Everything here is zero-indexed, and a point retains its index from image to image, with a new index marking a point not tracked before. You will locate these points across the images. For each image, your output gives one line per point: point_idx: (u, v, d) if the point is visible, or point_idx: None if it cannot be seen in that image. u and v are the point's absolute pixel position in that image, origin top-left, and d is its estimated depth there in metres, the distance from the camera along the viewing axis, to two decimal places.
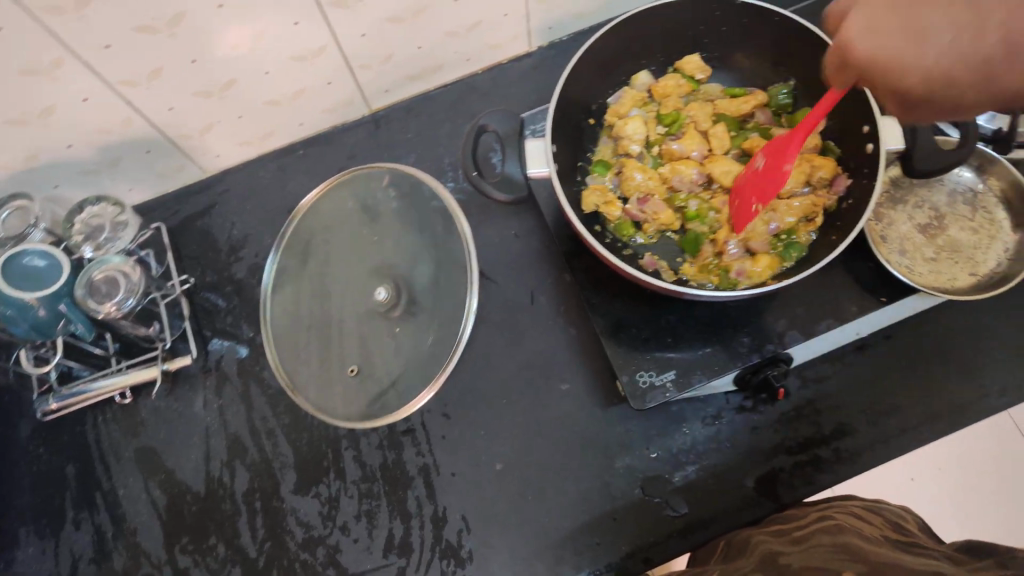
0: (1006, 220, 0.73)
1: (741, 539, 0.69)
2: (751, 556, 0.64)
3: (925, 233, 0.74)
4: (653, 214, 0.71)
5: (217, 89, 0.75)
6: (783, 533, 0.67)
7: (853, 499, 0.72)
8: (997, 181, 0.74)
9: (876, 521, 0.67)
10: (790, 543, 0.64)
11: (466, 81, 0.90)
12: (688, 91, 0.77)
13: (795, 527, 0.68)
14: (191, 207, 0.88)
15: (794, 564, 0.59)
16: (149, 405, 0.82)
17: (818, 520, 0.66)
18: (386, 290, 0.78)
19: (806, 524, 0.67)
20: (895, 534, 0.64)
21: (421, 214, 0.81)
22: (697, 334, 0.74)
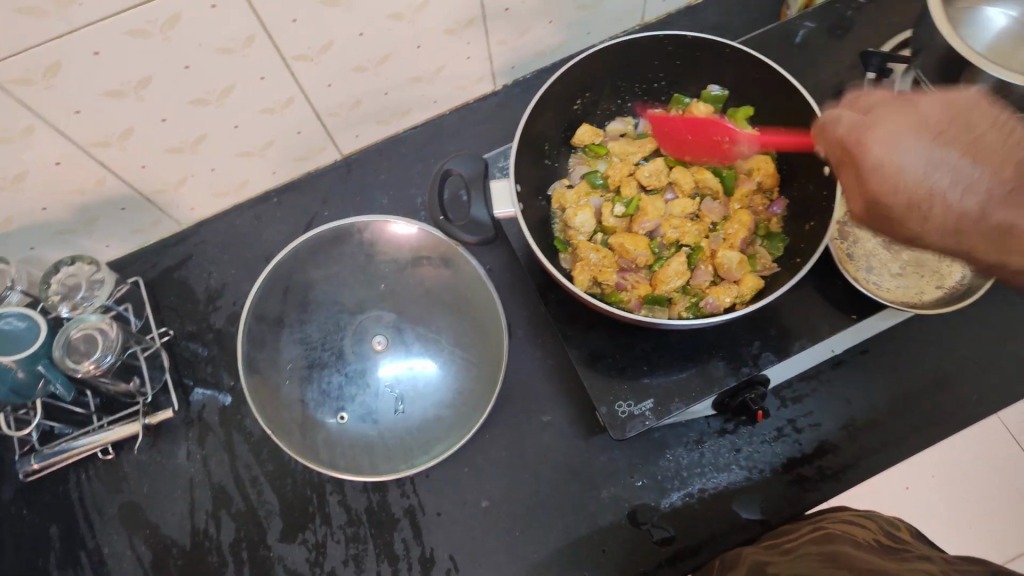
0: None
1: (734, 556, 0.69)
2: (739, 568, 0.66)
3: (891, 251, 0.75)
4: (634, 282, 0.70)
5: (188, 146, 0.77)
6: (775, 545, 0.67)
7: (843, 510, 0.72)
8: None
9: (870, 527, 0.66)
10: (779, 554, 0.64)
11: (434, 122, 0.93)
12: (602, 155, 0.76)
13: (788, 539, 0.68)
14: (169, 259, 0.90)
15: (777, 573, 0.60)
16: (132, 459, 0.82)
17: (811, 531, 0.67)
18: (383, 337, 0.80)
19: (799, 535, 0.67)
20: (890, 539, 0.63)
21: (410, 261, 0.84)
22: (673, 360, 0.73)
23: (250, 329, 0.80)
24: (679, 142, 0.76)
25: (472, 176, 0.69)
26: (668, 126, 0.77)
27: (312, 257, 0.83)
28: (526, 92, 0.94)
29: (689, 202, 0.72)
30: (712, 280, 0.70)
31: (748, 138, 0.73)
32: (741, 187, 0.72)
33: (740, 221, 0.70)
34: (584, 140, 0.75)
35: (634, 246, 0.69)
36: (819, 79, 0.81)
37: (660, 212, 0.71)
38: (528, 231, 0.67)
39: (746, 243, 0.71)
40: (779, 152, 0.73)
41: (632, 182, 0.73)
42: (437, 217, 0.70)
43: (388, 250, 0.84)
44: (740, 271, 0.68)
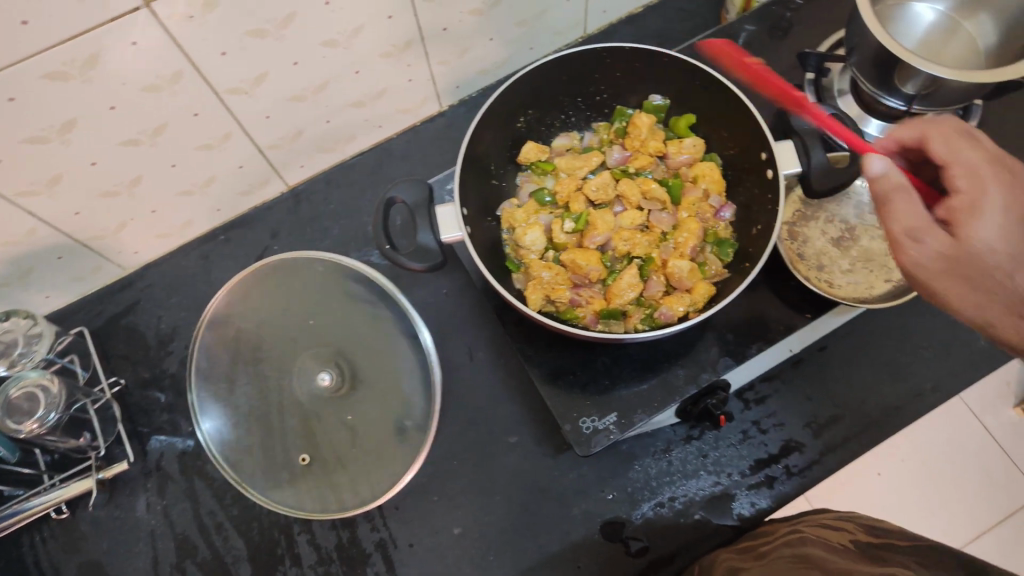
0: None
1: (709, 561, 0.70)
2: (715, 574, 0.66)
3: (840, 248, 0.76)
4: (588, 297, 0.70)
5: (123, 188, 0.74)
6: (749, 550, 0.68)
7: (816, 513, 0.72)
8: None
9: (848, 527, 0.65)
10: (752, 559, 0.65)
11: (381, 146, 0.92)
12: (549, 172, 0.75)
13: (763, 542, 0.68)
14: (115, 305, 0.87)
15: None
16: (89, 516, 0.79)
17: (787, 535, 0.66)
18: (329, 374, 0.77)
19: (774, 538, 0.67)
20: (868, 535, 0.63)
21: (352, 289, 0.78)
22: (634, 372, 0.73)
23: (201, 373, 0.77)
24: (624, 154, 0.75)
25: (416, 202, 0.67)
26: (612, 139, 0.77)
27: (253, 295, 0.79)
28: (473, 110, 0.93)
29: (638, 213, 0.72)
30: (665, 290, 0.70)
31: (692, 147, 0.73)
32: (687, 195, 0.73)
33: (688, 229, 0.70)
34: (530, 157, 0.74)
35: (586, 261, 0.69)
36: None
37: (611, 225, 0.71)
38: (477, 254, 0.66)
39: (696, 251, 0.71)
40: (723, 158, 0.74)
41: (580, 197, 0.72)
42: (384, 245, 0.67)
43: (327, 279, 0.79)
44: (691, 280, 0.68)
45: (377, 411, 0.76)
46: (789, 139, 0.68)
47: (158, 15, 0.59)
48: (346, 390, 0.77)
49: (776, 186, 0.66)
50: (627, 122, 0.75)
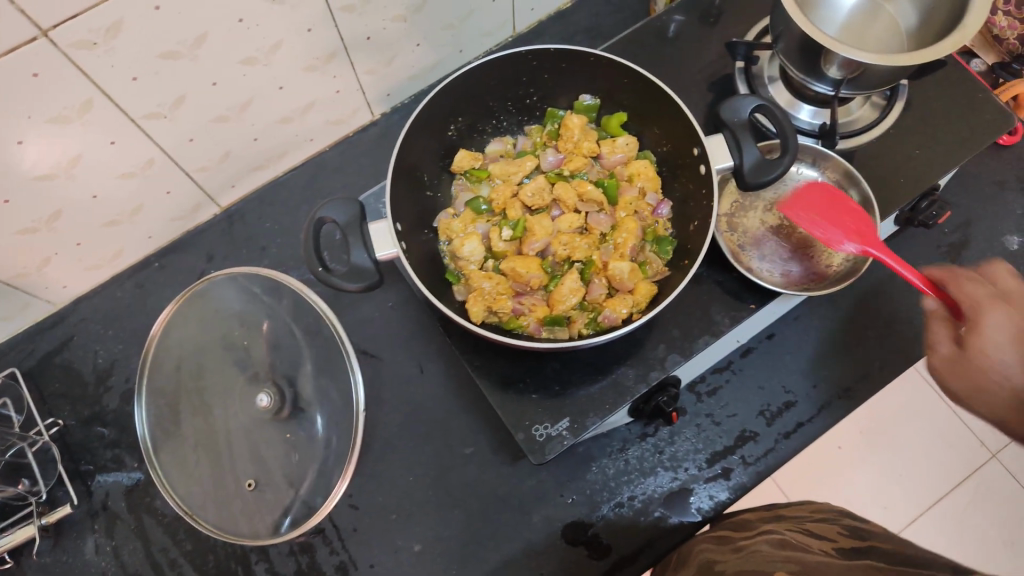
0: (847, 210, 0.77)
1: (687, 552, 0.70)
2: (691, 567, 0.65)
3: (779, 237, 0.77)
4: (530, 305, 0.68)
5: (44, 222, 0.71)
6: (727, 542, 0.66)
7: (800, 513, 0.70)
8: (831, 171, 0.77)
9: (829, 527, 0.62)
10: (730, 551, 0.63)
11: (315, 159, 0.90)
12: (485, 179, 0.74)
13: (742, 535, 0.67)
14: (48, 343, 0.83)
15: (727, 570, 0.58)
16: (35, 563, 0.76)
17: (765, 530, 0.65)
18: (268, 395, 0.74)
19: (752, 532, 0.66)
20: (848, 534, 0.60)
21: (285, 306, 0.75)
22: (583, 376, 0.73)
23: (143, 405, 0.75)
24: (558, 157, 0.74)
25: (347, 222, 0.65)
26: (546, 142, 0.76)
27: (186, 319, 0.76)
28: (407, 116, 0.91)
29: (575, 216, 0.71)
30: (608, 292, 0.69)
31: (625, 146, 0.73)
32: (624, 195, 0.72)
33: (627, 229, 0.69)
34: (464, 165, 0.73)
35: (526, 269, 0.68)
36: (691, 74, 0.82)
37: (549, 230, 0.70)
38: (414, 271, 0.65)
39: (637, 251, 0.70)
40: (657, 154, 0.74)
41: (517, 203, 0.72)
42: (316, 268, 0.64)
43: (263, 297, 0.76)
44: (633, 280, 0.68)
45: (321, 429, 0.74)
46: (720, 133, 0.68)
47: (58, 44, 0.56)
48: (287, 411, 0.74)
49: (710, 181, 0.66)
50: (559, 124, 0.75)
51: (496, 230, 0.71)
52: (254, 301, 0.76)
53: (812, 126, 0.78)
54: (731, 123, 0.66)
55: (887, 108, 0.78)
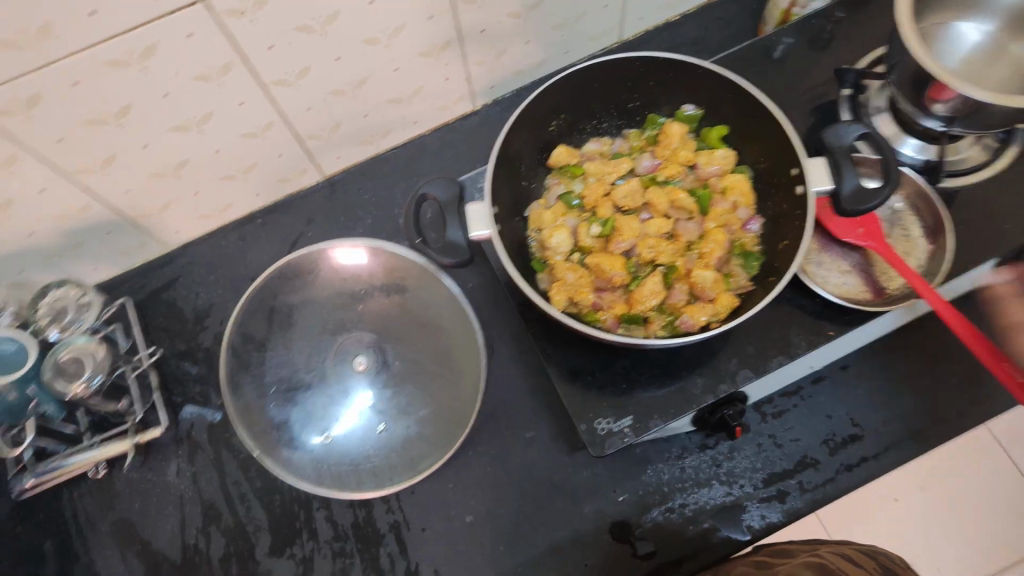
0: (921, 237, 0.75)
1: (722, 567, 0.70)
2: None
3: (842, 247, 0.77)
4: (610, 302, 0.70)
5: (171, 170, 0.78)
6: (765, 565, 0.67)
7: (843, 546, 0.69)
8: (904, 190, 0.77)
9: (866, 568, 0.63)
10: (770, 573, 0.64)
11: (416, 141, 0.94)
12: (578, 176, 0.76)
13: (779, 560, 0.67)
14: (156, 280, 0.91)
15: None
16: (123, 477, 0.84)
17: (804, 558, 0.66)
18: (364, 357, 0.83)
19: (791, 558, 0.66)
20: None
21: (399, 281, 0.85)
22: (651, 379, 0.74)
23: (236, 347, 0.81)
24: (654, 161, 0.76)
25: (448, 200, 0.69)
26: (644, 146, 0.77)
27: (297, 276, 0.84)
28: (506, 111, 0.94)
29: (665, 221, 0.71)
30: (688, 299, 0.70)
31: (722, 158, 0.73)
32: (715, 206, 0.73)
33: (715, 240, 0.70)
34: (561, 160, 0.75)
35: (610, 266, 0.70)
36: (798, 95, 0.81)
37: (638, 231, 0.71)
38: (505, 252, 0.68)
39: (721, 262, 0.71)
40: (754, 171, 0.73)
41: (608, 202, 0.73)
42: (414, 238, 0.68)
43: (371, 269, 0.85)
44: (715, 290, 0.69)
45: (408, 395, 0.81)
46: (822, 157, 0.67)
47: (212, 9, 0.62)
48: (379, 373, 0.82)
49: (805, 202, 0.66)
50: (659, 130, 0.76)
51: (586, 225, 0.72)
52: (361, 270, 0.85)
53: (915, 160, 0.76)
54: (834, 148, 0.66)
55: (999, 151, 0.77)
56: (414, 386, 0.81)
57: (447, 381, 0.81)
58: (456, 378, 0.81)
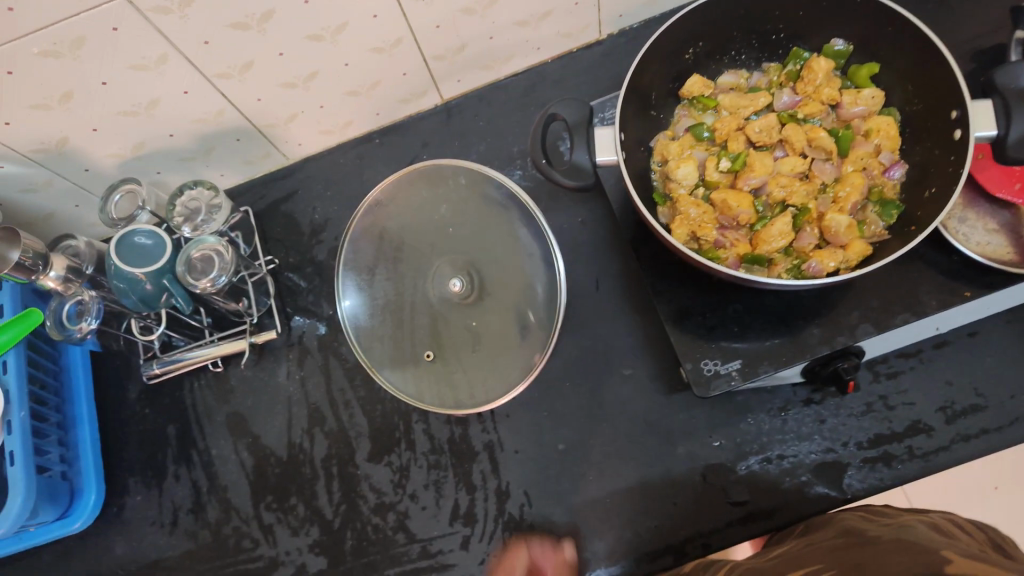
0: None
1: (824, 519, 0.69)
2: (831, 530, 0.64)
3: (991, 204, 0.72)
4: (733, 240, 0.68)
5: (301, 81, 0.80)
6: (873, 516, 0.64)
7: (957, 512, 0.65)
8: None
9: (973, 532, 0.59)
10: (876, 524, 0.61)
11: (536, 69, 0.93)
12: (710, 109, 0.73)
13: (890, 513, 0.64)
14: (277, 191, 0.95)
15: (879, 536, 0.57)
16: (238, 374, 0.89)
17: (916, 512, 0.62)
18: (461, 281, 0.81)
19: (900, 512, 0.63)
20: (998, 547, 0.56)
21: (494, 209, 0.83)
22: (765, 325, 0.72)
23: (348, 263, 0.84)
24: (793, 98, 0.72)
25: (576, 122, 0.68)
26: (783, 82, 0.73)
27: (406, 196, 0.84)
28: (632, 42, 0.92)
29: (800, 160, 0.68)
30: (817, 245, 0.67)
31: (870, 98, 0.68)
32: (857, 148, 0.68)
33: (853, 183, 0.66)
34: (693, 91, 0.72)
35: (737, 203, 0.67)
36: (958, 37, 0.75)
37: (770, 169, 0.68)
38: (629, 180, 0.66)
39: (857, 208, 0.67)
40: (903, 114, 0.69)
41: (740, 137, 0.70)
42: (539, 161, 0.68)
43: (472, 191, 0.84)
44: (848, 236, 0.65)
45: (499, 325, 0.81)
46: (988, 99, 0.62)
47: None
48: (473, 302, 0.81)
49: (964, 147, 0.61)
50: (802, 65, 0.72)
51: (715, 160, 0.69)
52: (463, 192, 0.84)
53: None
54: (1005, 90, 0.60)
55: None
56: (505, 314, 0.81)
57: (536, 312, 0.80)
58: (544, 310, 0.80)
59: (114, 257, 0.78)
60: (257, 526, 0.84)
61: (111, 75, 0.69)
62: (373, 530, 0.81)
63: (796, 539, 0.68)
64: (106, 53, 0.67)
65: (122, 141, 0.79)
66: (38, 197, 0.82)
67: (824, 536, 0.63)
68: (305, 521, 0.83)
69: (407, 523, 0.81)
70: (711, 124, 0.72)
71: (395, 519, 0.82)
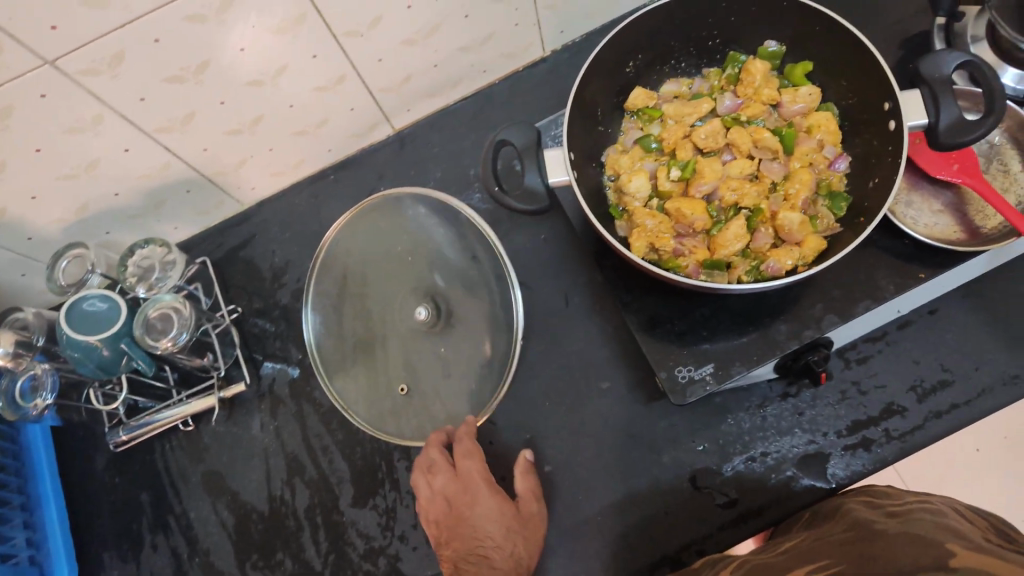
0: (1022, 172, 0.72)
1: (833, 506, 0.69)
2: (838, 523, 0.65)
3: (933, 185, 0.75)
4: (691, 248, 0.68)
5: (246, 126, 0.79)
6: (878, 506, 0.64)
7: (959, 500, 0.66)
8: (1004, 124, 0.73)
9: (979, 523, 0.59)
10: (884, 515, 0.61)
11: (484, 92, 0.93)
12: (655, 120, 0.74)
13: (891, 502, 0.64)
14: (234, 238, 0.93)
15: (889, 532, 0.57)
16: (210, 430, 0.86)
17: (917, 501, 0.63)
18: (426, 309, 0.79)
19: (904, 501, 0.64)
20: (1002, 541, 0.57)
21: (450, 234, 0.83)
22: (733, 325, 0.73)
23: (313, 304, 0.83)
24: (735, 102, 0.73)
25: (525, 146, 0.69)
26: (724, 86, 0.74)
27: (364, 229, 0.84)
28: (576, 56, 0.93)
29: (748, 162, 0.69)
30: (773, 244, 0.68)
31: (807, 96, 0.70)
32: (801, 145, 0.70)
33: (801, 180, 0.67)
34: (638, 104, 0.73)
35: (691, 210, 0.67)
36: (886, 27, 0.77)
37: (719, 173, 0.69)
38: (584, 199, 0.66)
39: (808, 204, 0.68)
40: (841, 108, 0.71)
41: (688, 144, 0.71)
42: (492, 186, 0.67)
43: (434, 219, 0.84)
44: (802, 233, 0.66)
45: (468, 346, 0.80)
46: (916, 89, 0.63)
47: None
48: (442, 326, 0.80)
49: (899, 139, 0.63)
50: (740, 68, 0.73)
51: (665, 169, 0.70)
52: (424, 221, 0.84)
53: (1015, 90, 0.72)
54: (929, 79, 0.62)
55: None
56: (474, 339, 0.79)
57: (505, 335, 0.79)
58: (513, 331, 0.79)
59: (64, 327, 0.75)
60: None
61: (45, 142, 0.68)
62: None
63: (804, 531, 0.68)
64: (39, 120, 0.65)
65: (64, 205, 0.76)
66: None
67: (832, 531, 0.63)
68: None
69: (398, 565, 0.79)
70: (658, 134, 0.73)
71: (387, 563, 0.80)
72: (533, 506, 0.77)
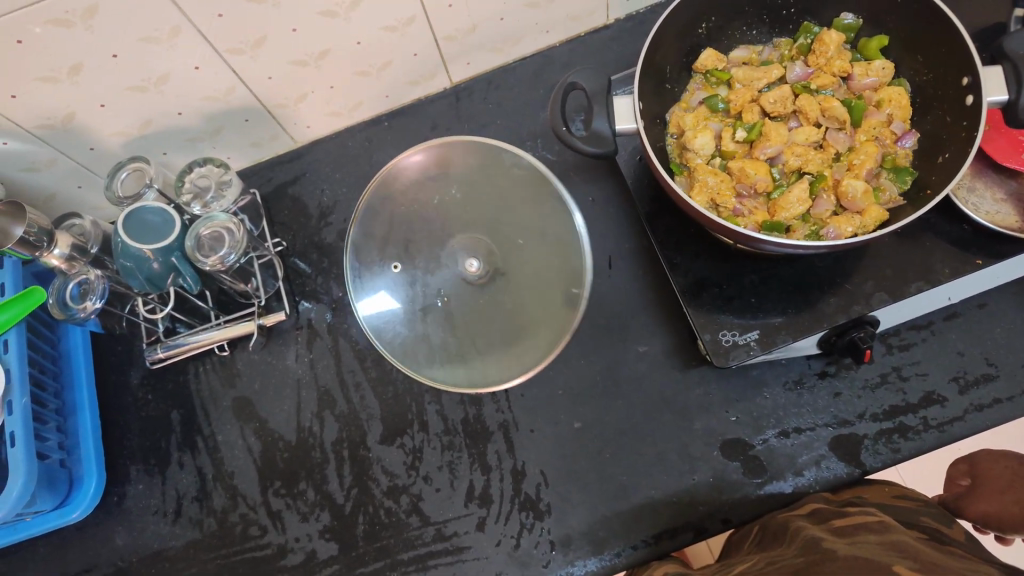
0: None
1: (777, 523, 0.69)
2: (787, 539, 0.65)
3: (999, 175, 0.74)
4: (751, 208, 0.68)
5: (313, 59, 0.80)
6: (823, 521, 0.66)
7: (868, 492, 0.71)
8: None
9: (918, 532, 0.63)
10: (832, 532, 0.63)
11: (545, 53, 0.94)
12: (723, 82, 0.74)
13: (835, 515, 0.67)
14: (284, 174, 0.95)
15: (838, 551, 0.59)
16: (245, 357, 0.87)
17: (861, 514, 0.65)
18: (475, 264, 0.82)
19: (848, 516, 0.66)
20: (937, 543, 0.60)
21: (489, 166, 0.84)
22: (782, 294, 0.72)
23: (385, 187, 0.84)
24: (805, 71, 0.73)
25: (595, 91, 0.69)
26: (794, 55, 0.74)
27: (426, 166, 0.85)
28: (640, 26, 0.93)
29: (814, 129, 0.69)
30: (833, 213, 0.68)
31: (880, 69, 0.70)
32: (869, 118, 0.69)
33: (867, 150, 0.67)
34: (706, 65, 0.73)
35: (755, 170, 0.68)
36: (963, 15, 0.77)
37: (787, 137, 0.69)
38: (650, 147, 0.66)
39: (872, 175, 0.67)
40: (913, 84, 0.70)
41: (755, 108, 0.71)
42: (559, 127, 0.68)
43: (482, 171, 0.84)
44: (865, 202, 0.65)
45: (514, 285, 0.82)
46: (998, 65, 0.63)
47: None
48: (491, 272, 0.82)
49: (976, 112, 0.62)
50: (813, 39, 0.73)
51: (731, 129, 0.70)
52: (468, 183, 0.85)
53: None
54: (1014, 54, 0.61)
55: None
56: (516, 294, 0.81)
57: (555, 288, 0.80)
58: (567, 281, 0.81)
59: (121, 234, 0.76)
60: (264, 513, 0.81)
61: (122, 48, 0.69)
62: (385, 513, 0.80)
63: (754, 552, 0.68)
64: (117, 24, 0.66)
65: (129, 118, 0.78)
66: (41, 176, 0.80)
67: (782, 548, 0.64)
68: (315, 506, 0.81)
69: (420, 506, 0.79)
70: (727, 96, 0.73)
71: (408, 502, 0.80)
72: (622, 530, 0.76)
